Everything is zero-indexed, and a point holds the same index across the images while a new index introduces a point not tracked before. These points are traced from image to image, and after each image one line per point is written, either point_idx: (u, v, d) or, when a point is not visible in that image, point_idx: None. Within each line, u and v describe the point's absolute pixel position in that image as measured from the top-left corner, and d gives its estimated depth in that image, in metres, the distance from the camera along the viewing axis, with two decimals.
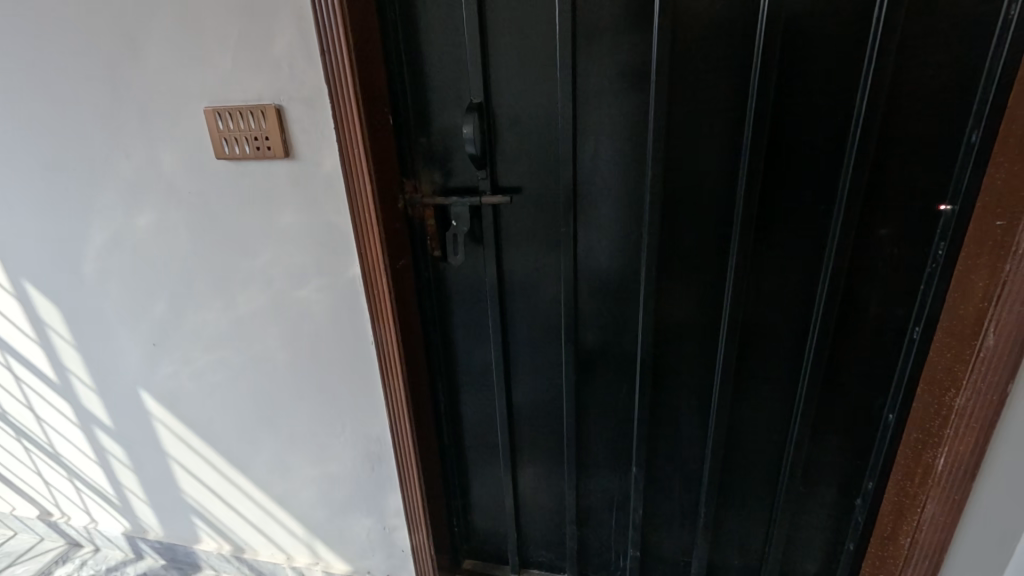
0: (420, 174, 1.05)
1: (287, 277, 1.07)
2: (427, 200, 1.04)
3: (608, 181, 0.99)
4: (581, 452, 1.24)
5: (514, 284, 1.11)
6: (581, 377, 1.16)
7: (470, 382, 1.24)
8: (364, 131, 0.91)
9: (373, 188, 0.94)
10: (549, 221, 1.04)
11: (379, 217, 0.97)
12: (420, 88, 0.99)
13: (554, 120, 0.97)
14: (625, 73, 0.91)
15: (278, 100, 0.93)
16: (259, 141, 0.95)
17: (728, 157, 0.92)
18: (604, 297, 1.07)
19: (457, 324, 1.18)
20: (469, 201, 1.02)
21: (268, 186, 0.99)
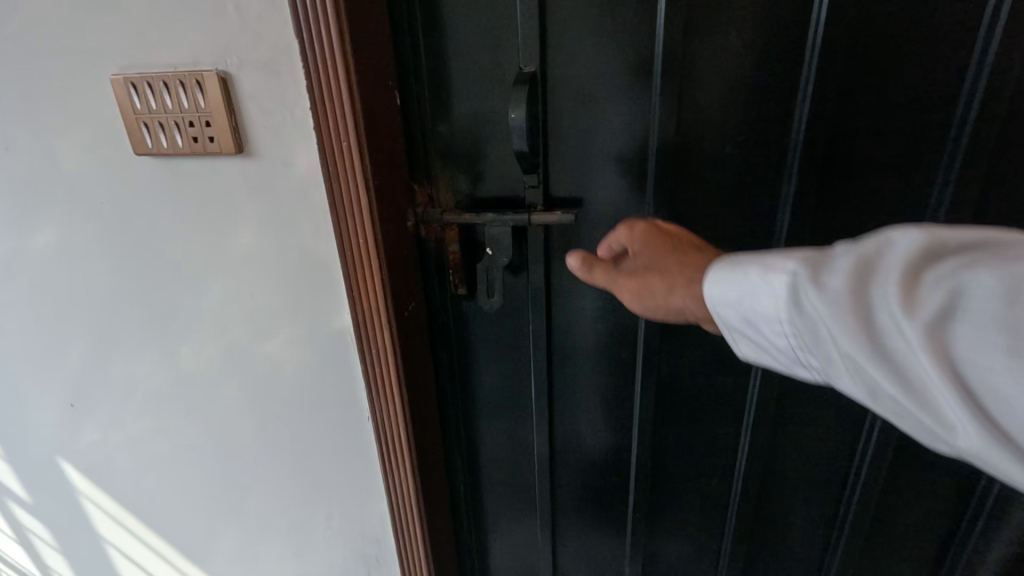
0: (438, 179, 0.72)
1: (245, 325, 0.74)
2: (448, 216, 0.71)
3: (724, 197, 0.65)
4: (647, 561, 0.90)
5: (568, 334, 0.78)
6: (656, 466, 0.83)
7: (498, 466, 0.90)
8: (356, 117, 0.58)
9: (371, 200, 0.61)
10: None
11: (379, 244, 0.64)
12: (442, 50, 0.65)
13: (646, 104, 0.63)
14: (768, 31, 0.57)
15: (220, 64, 0.59)
16: (194, 128, 0.61)
17: (929, 162, 0.57)
18: (699, 361, 0.74)
19: (482, 390, 0.85)
20: (509, 219, 0.69)
21: (214, 195, 0.66)
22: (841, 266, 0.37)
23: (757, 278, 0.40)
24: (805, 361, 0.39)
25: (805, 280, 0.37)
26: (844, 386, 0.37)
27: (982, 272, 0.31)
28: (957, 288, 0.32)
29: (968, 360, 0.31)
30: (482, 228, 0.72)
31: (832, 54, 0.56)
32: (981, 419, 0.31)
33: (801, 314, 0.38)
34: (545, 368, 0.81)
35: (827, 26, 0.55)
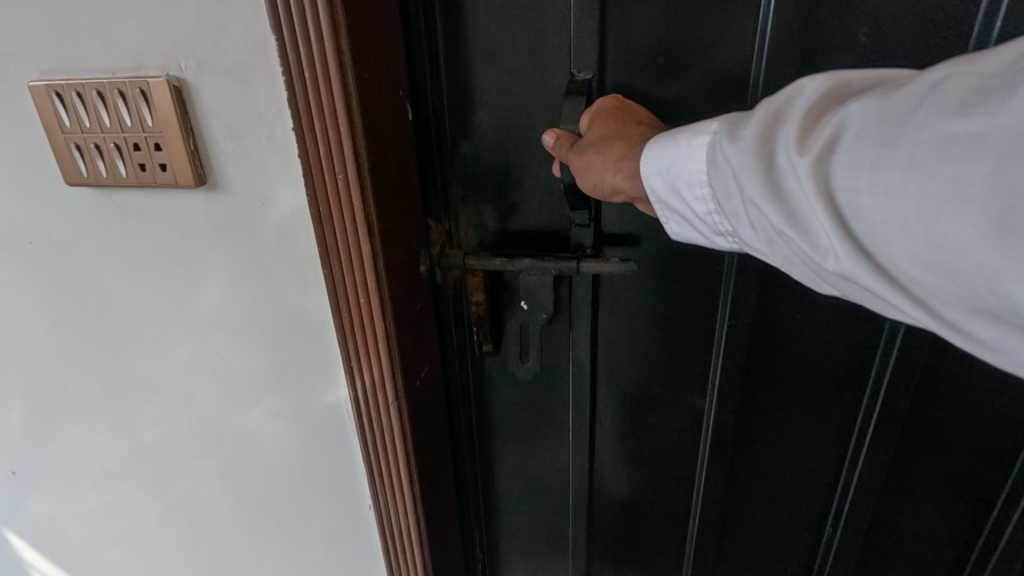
0: (459, 211, 0.57)
1: (220, 393, 0.59)
2: (473, 263, 0.56)
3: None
4: None
5: (619, 399, 0.64)
6: (723, 546, 0.70)
7: (525, 548, 0.75)
8: (356, 139, 0.43)
9: (374, 250, 0.46)
10: (698, 302, 0.57)
11: (385, 305, 0.49)
12: (469, 50, 0.50)
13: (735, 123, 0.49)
14: (908, 30, 0.44)
15: (172, 69, 0.43)
16: (142, 153, 0.46)
17: None
18: (787, 431, 0.61)
19: (509, 463, 0.70)
20: (551, 266, 0.55)
21: (174, 237, 0.51)
22: (755, 118, 0.35)
23: (682, 144, 0.38)
24: (718, 225, 0.39)
25: (721, 134, 0.36)
26: (755, 241, 0.36)
27: (867, 102, 0.30)
28: (840, 125, 0.31)
29: (842, 180, 0.30)
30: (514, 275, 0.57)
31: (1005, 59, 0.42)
32: (856, 249, 0.31)
33: (712, 172, 0.36)
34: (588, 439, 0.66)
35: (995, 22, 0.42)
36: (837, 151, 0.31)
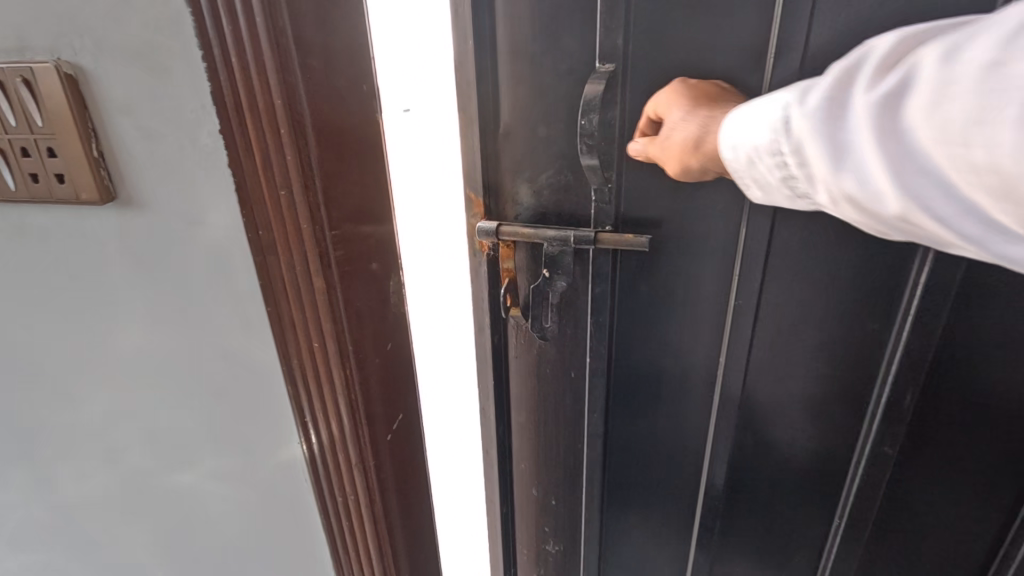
0: (492, 179, 0.46)
1: (154, 448, 0.49)
2: (505, 232, 0.46)
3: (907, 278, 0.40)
4: None
5: (630, 424, 0.55)
6: None
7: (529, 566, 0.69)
8: (304, 149, 0.33)
9: (326, 288, 0.37)
10: (722, 328, 0.47)
11: (340, 352, 0.39)
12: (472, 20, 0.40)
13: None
14: None
15: (69, 53, 0.33)
16: (33, 159, 0.36)
17: None
18: (817, 493, 0.52)
19: (516, 482, 0.63)
20: (574, 236, 0.44)
21: (85, 263, 0.41)
22: (823, 81, 0.25)
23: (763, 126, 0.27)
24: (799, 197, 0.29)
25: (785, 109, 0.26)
26: (836, 209, 0.27)
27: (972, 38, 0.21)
28: (928, 67, 0.22)
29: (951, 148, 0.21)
30: (540, 248, 0.47)
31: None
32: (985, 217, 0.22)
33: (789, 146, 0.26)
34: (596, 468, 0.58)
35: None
36: (934, 106, 0.22)
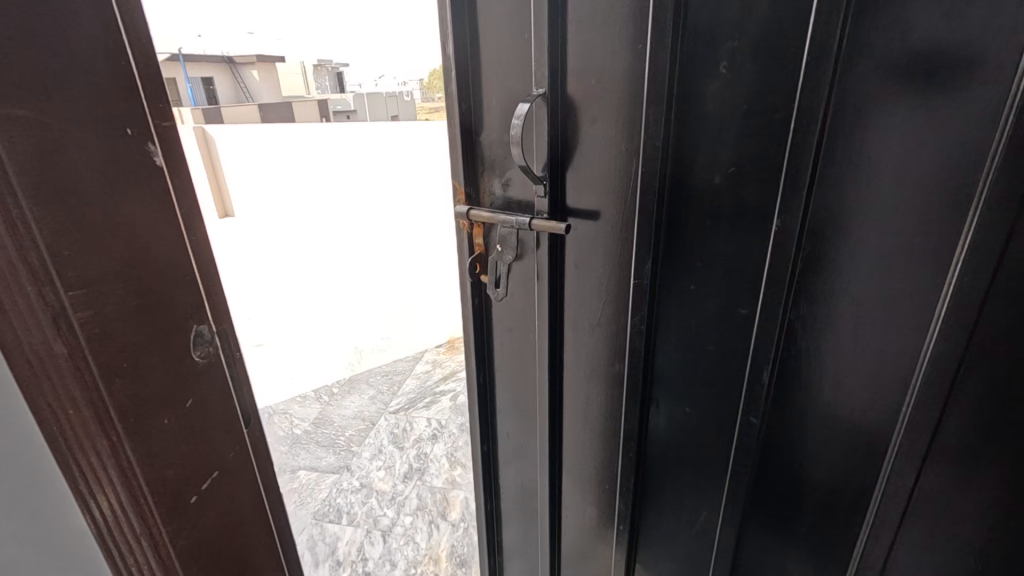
0: (482, 181, 0.83)
1: None
2: (475, 212, 0.82)
3: (754, 254, 0.63)
4: (636, 549, 0.92)
5: (566, 330, 0.85)
6: (642, 455, 0.84)
7: (508, 432, 1.02)
8: (21, 211, 0.32)
9: (72, 351, 0.35)
10: (608, 257, 0.75)
11: (101, 414, 0.37)
12: (467, 93, 0.77)
13: (663, 155, 0.64)
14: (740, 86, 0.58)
15: None
16: None
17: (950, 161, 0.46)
18: (676, 365, 0.76)
19: (502, 369, 0.97)
20: (512, 221, 0.76)
21: None
22: None
23: None
24: None
25: None
26: None
27: None
28: None
29: None
30: (498, 227, 0.81)
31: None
32: None
33: None
34: (545, 362, 0.87)
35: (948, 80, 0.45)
36: None
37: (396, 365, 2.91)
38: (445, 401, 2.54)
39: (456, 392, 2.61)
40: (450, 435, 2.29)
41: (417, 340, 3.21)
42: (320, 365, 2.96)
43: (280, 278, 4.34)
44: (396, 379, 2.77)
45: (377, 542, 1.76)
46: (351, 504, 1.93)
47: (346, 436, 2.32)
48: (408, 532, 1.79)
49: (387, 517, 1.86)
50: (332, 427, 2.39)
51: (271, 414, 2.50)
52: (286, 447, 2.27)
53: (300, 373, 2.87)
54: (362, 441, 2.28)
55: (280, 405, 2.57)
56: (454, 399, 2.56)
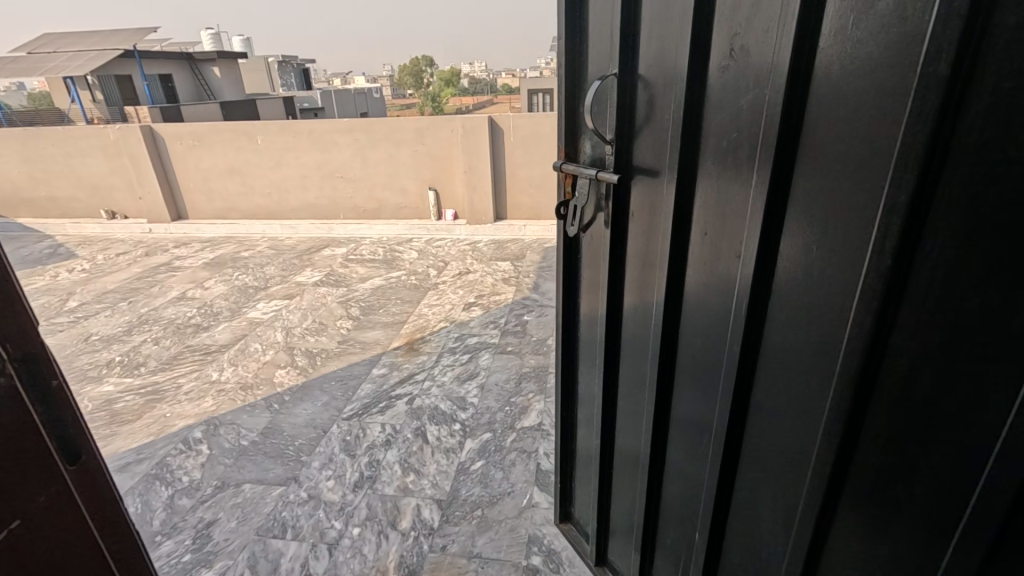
0: (581, 144, 1.07)
1: None
2: (566, 166, 1.09)
3: (732, 211, 0.73)
4: (656, 462, 1.07)
5: (618, 267, 1.04)
6: (660, 381, 0.98)
7: (582, 341, 1.28)
8: None
9: None
10: (645, 207, 0.92)
11: None
12: (579, 74, 1.02)
13: (679, 128, 0.79)
14: (730, 73, 0.70)
15: None
16: None
17: (870, 130, 0.53)
18: (689, 305, 0.87)
19: (581, 292, 1.24)
20: (587, 174, 1.01)
21: None
22: None
23: None
24: None
25: None
26: None
27: None
28: None
29: None
30: (580, 178, 1.05)
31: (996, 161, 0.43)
32: None
33: None
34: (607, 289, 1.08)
35: (864, 57, 0.53)
36: None
37: (350, 370, 2.82)
38: (400, 405, 2.48)
39: (412, 395, 2.55)
40: (404, 440, 2.23)
41: (373, 342, 3.12)
42: (270, 372, 2.84)
43: (232, 282, 4.17)
44: (350, 384, 2.69)
45: (324, 556, 1.69)
46: (298, 517, 1.85)
47: (296, 446, 2.23)
48: (357, 544, 1.73)
49: (335, 529, 1.80)
50: (280, 437, 2.29)
51: (216, 426, 2.39)
52: (230, 460, 2.16)
53: (249, 381, 2.76)
54: (312, 450, 2.20)
55: (225, 417, 2.45)
56: (409, 402, 2.50)
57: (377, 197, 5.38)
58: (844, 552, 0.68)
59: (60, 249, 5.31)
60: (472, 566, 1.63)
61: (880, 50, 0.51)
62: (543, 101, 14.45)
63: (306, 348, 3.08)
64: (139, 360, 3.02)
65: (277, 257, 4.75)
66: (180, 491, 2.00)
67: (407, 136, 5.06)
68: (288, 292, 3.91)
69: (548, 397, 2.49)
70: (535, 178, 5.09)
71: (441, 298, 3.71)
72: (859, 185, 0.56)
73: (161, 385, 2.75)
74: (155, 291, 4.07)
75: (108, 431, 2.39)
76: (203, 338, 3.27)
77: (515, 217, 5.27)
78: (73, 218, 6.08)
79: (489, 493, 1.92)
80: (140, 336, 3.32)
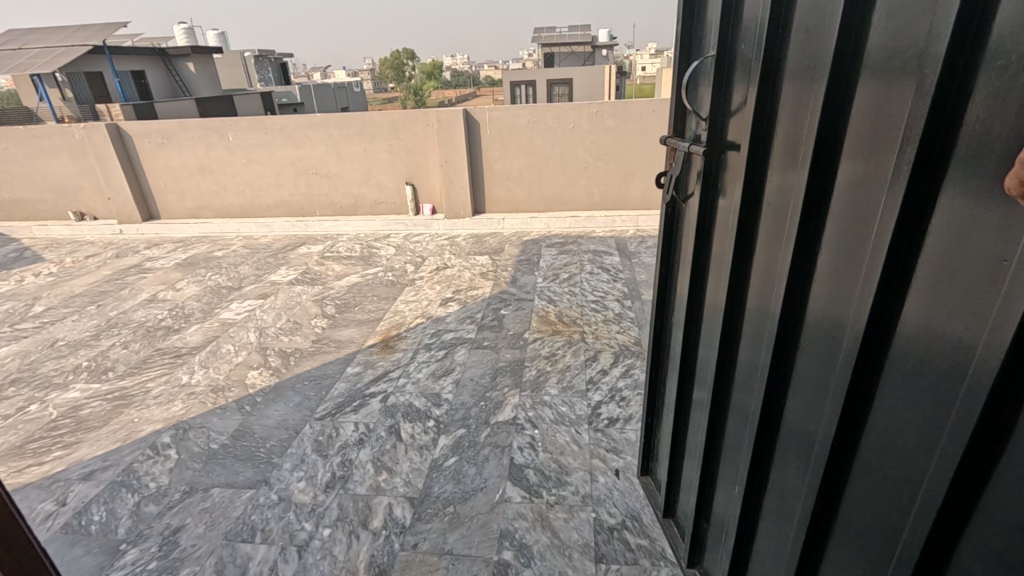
0: (689, 118, 1.17)
1: None
2: (670, 140, 1.19)
3: (788, 182, 0.81)
4: (719, 410, 1.16)
5: (705, 233, 1.13)
6: (728, 338, 1.07)
7: (674, 300, 1.38)
8: None
9: None
10: (724, 180, 1.01)
11: None
12: (691, 53, 1.12)
13: (758, 106, 0.86)
14: (795, 57, 0.78)
15: None
16: None
17: (890, 112, 0.61)
18: (751, 268, 0.96)
19: (676, 256, 1.33)
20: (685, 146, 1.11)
21: None
22: None
23: None
24: None
25: None
26: None
27: None
28: None
29: None
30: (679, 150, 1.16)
31: (980, 140, 0.51)
32: None
33: None
34: (693, 254, 1.17)
35: (893, 47, 0.60)
36: None
37: (324, 369, 2.79)
38: (374, 404, 2.45)
39: (386, 392, 2.53)
40: (378, 438, 2.21)
41: (347, 341, 3.08)
42: (242, 373, 2.80)
43: (205, 282, 4.09)
44: (323, 384, 2.65)
45: (293, 559, 1.68)
46: (267, 520, 1.83)
47: (267, 448, 2.20)
48: (328, 545, 1.72)
49: (305, 531, 1.78)
50: (252, 438, 2.26)
51: (184, 430, 2.34)
52: (199, 464, 2.13)
53: (220, 383, 2.71)
54: (284, 452, 2.17)
55: (195, 420, 2.41)
56: (383, 400, 2.47)
57: (353, 193, 5.31)
58: (850, 483, 0.76)
59: (25, 253, 5.16)
60: (444, 563, 1.63)
61: (903, 41, 0.58)
62: (525, 93, 14.26)
63: (280, 348, 3.03)
64: (107, 365, 2.96)
65: (253, 255, 4.67)
66: (147, 498, 1.96)
67: (383, 130, 4.99)
68: (261, 291, 3.84)
69: (523, 390, 2.49)
70: (513, 171, 5.06)
71: (417, 294, 3.68)
72: (879, 159, 0.63)
73: (129, 390, 2.69)
74: (124, 294, 3.97)
75: (73, 439, 2.33)
76: (174, 340, 3.20)
77: (493, 211, 5.25)
78: (41, 220, 5.92)
79: (461, 490, 1.91)
80: (108, 340, 3.24)
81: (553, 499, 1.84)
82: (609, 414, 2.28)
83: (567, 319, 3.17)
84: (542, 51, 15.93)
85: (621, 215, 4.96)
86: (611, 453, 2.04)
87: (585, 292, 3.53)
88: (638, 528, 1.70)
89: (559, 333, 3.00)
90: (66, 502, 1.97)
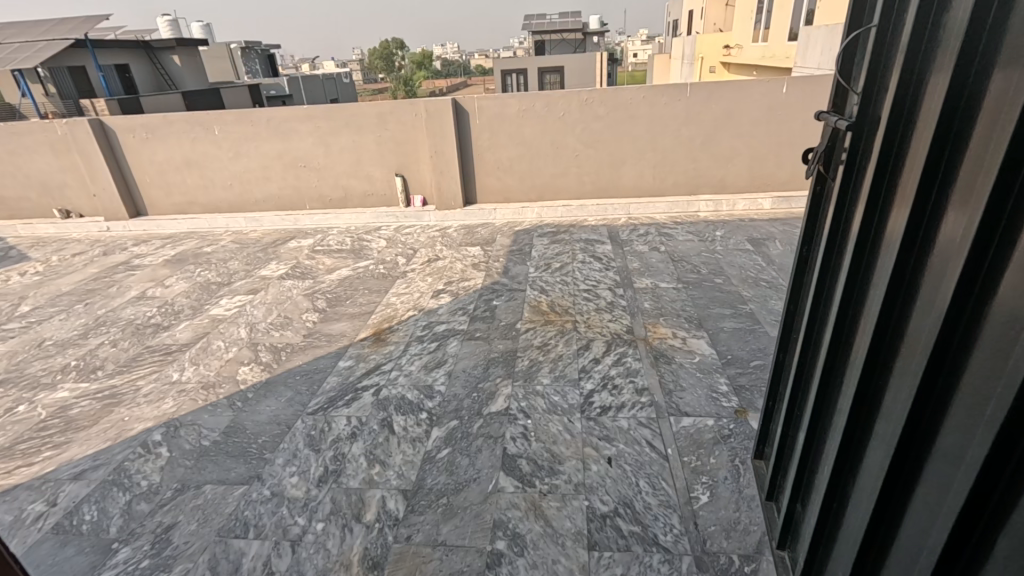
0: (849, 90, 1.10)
1: None
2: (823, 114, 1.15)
3: (914, 165, 0.80)
4: (832, 391, 1.15)
5: (843, 214, 1.10)
6: (849, 322, 1.05)
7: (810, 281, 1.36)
8: None
9: None
10: (865, 160, 0.98)
11: None
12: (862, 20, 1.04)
13: (906, 84, 0.83)
14: (942, 37, 0.75)
15: None
16: None
17: (1004, 104, 0.62)
18: (875, 253, 0.94)
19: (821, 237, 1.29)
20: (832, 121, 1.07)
21: None
22: None
23: None
24: None
25: None
26: None
27: None
28: None
29: None
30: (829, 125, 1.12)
31: None
32: None
33: None
34: (830, 235, 1.15)
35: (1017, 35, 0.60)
36: None
37: (317, 364, 2.77)
38: (367, 397, 2.45)
39: (379, 385, 2.53)
40: (371, 432, 2.21)
41: (339, 335, 3.06)
42: (233, 369, 2.78)
43: (193, 279, 4.06)
44: (315, 378, 2.64)
45: (287, 553, 1.68)
46: (260, 515, 1.83)
47: (259, 444, 2.19)
48: (321, 539, 1.72)
49: (298, 525, 1.78)
50: (243, 435, 2.25)
51: (176, 427, 2.33)
52: (190, 462, 2.11)
53: (210, 379, 2.69)
54: (276, 447, 2.16)
55: (186, 418, 2.39)
56: (376, 393, 2.47)
57: (343, 185, 5.26)
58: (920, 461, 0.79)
59: (10, 253, 5.10)
60: (438, 554, 1.63)
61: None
62: (517, 83, 14.04)
63: (271, 344, 3.01)
64: (96, 363, 2.94)
65: (242, 251, 4.63)
66: (139, 496, 1.95)
67: (372, 121, 4.92)
68: (251, 287, 3.81)
69: (516, 381, 2.48)
70: (503, 161, 5.03)
71: (409, 287, 3.66)
72: (988, 150, 0.65)
73: (118, 388, 2.68)
74: (112, 292, 3.92)
75: (63, 438, 2.32)
76: (162, 337, 3.18)
77: (487, 201, 5.22)
78: (25, 219, 5.83)
79: (456, 481, 1.91)
80: (96, 339, 3.21)
81: (546, 489, 1.85)
82: (601, 402, 2.28)
83: (559, 309, 3.16)
84: (531, 39, 15.74)
85: (614, 204, 4.94)
86: (605, 441, 2.04)
87: (577, 282, 3.52)
88: (631, 514, 1.71)
89: (552, 323, 3.00)
90: (57, 502, 1.95)
